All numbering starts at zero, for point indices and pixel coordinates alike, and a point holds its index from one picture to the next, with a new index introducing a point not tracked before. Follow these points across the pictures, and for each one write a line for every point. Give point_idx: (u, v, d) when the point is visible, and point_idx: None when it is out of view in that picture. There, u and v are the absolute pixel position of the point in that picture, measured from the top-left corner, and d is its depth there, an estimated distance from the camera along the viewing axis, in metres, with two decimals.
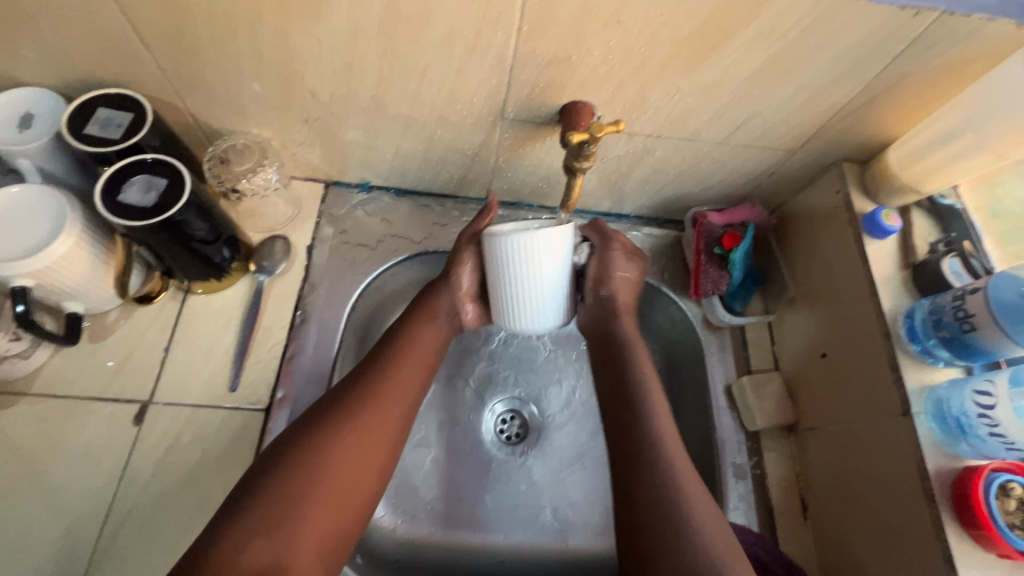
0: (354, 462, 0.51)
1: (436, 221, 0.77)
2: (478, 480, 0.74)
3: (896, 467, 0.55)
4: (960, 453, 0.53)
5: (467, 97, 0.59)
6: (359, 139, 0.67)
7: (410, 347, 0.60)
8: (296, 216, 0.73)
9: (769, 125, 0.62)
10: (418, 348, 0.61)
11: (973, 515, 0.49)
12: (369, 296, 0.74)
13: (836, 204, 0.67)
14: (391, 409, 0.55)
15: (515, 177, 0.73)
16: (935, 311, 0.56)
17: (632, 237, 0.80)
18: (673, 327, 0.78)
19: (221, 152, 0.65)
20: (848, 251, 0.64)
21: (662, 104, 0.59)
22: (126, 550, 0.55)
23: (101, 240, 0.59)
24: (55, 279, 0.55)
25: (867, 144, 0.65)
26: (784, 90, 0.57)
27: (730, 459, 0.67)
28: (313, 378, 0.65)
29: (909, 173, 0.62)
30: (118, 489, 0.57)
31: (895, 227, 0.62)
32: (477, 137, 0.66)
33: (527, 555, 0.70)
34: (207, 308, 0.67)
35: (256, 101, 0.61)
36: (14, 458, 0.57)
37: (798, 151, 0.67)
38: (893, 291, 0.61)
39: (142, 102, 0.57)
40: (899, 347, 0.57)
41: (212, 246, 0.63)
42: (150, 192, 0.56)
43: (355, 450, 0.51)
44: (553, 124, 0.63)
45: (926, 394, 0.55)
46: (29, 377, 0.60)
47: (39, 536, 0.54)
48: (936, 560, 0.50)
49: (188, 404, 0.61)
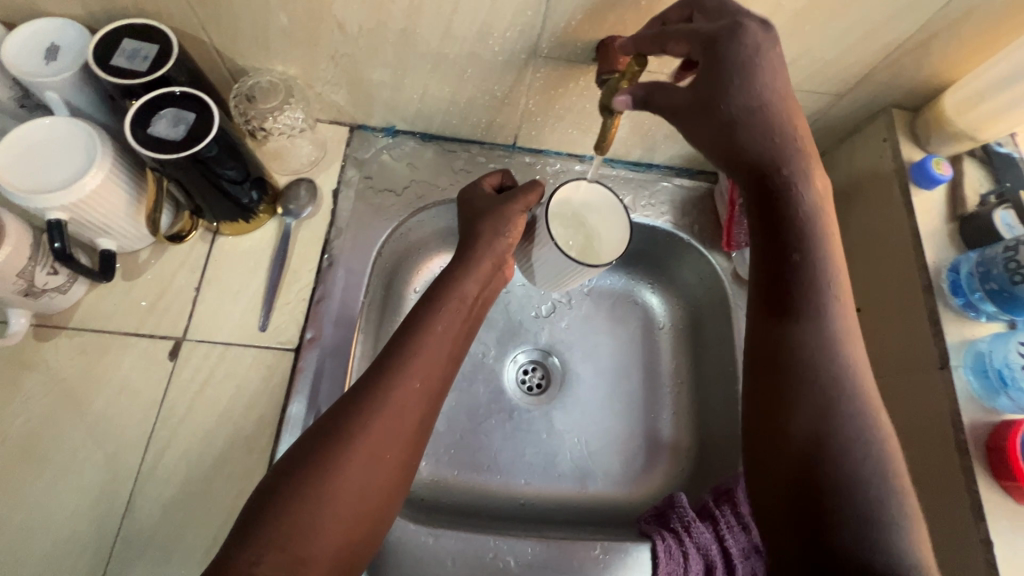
0: (386, 436, 0.50)
1: (462, 167, 0.75)
2: (505, 431, 0.75)
3: (927, 421, 0.54)
4: (997, 408, 0.52)
5: (500, 31, 0.57)
6: (387, 78, 0.65)
7: (444, 310, 0.58)
8: (321, 159, 0.72)
9: (818, 66, 0.59)
10: (450, 313, 0.58)
11: (1008, 467, 0.48)
12: (395, 242, 0.73)
13: (883, 153, 0.64)
14: (426, 374, 0.54)
15: (545, 123, 0.71)
16: (983, 263, 0.54)
17: (661, 188, 0.78)
18: (701, 283, 0.78)
19: (247, 89, 0.64)
20: (893, 202, 0.62)
21: None
22: (166, 478, 0.57)
23: (132, 176, 0.59)
24: (87, 214, 0.56)
25: (921, 89, 0.61)
26: (840, 24, 0.54)
27: None
28: (342, 321, 0.65)
29: (964, 120, 0.59)
30: (157, 419, 0.59)
31: (945, 176, 0.59)
32: (509, 78, 0.63)
33: (548, 499, 0.72)
34: (236, 249, 0.67)
35: (283, 36, 0.59)
36: (57, 387, 0.59)
37: (845, 96, 0.64)
38: (938, 244, 0.58)
39: (168, 34, 0.56)
40: (940, 300, 0.56)
41: (240, 187, 0.63)
42: (179, 125, 0.55)
43: (384, 422, 0.50)
44: (589, 63, 0.60)
45: (966, 348, 0.54)
46: (67, 311, 0.62)
47: (85, 460, 0.57)
48: (964, 511, 0.50)
49: (220, 341, 0.62)
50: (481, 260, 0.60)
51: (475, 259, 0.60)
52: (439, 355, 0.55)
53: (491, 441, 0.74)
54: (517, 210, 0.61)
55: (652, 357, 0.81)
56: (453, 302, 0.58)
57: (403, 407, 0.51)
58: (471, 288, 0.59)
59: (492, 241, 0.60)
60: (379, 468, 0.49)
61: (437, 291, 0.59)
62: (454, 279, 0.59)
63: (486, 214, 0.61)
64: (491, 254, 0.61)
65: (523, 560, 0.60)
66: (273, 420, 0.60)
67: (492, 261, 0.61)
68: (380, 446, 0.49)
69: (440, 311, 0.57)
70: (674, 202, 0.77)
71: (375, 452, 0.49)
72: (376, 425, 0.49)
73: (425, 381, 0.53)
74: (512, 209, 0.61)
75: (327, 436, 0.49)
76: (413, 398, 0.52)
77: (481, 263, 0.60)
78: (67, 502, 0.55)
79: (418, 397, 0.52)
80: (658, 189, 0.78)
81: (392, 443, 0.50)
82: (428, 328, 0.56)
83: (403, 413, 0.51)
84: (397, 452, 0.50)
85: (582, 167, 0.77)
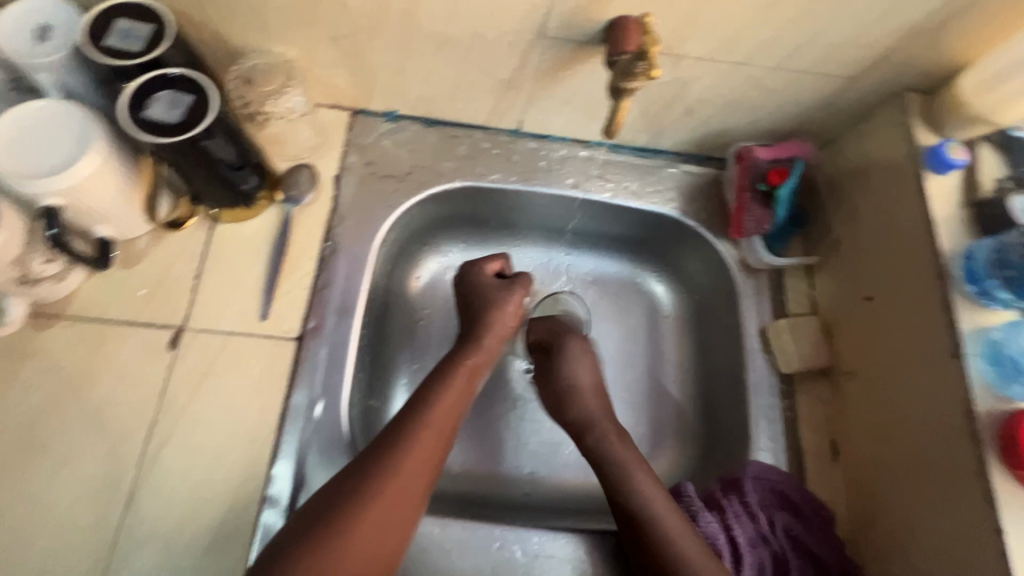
0: (403, 494, 0.50)
1: (464, 153, 0.74)
2: (510, 421, 0.75)
3: (940, 409, 0.54)
4: (1011, 396, 0.51)
5: (506, 11, 0.55)
6: (389, 61, 0.63)
7: (454, 382, 0.58)
8: (321, 144, 0.71)
9: (833, 48, 0.57)
10: (459, 384, 0.58)
11: (1022, 457, 0.47)
12: (397, 229, 0.72)
13: (896, 137, 0.63)
14: (438, 437, 0.54)
15: (550, 107, 0.69)
16: (999, 250, 0.52)
17: (668, 174, 0.76)
18: (707, 270, 0.77)
19: (245, 71, 0.62)
20: (906, 188, 0.61)
21: (717, 20, 0.55)
22: (168, 469, 0.56)
23: (128, 161, 0.57)
24: (83, 200, 0.54)
25: (937, 71, 0.60)
26: (856, 4, 0.52)
27: (762, 402, 0.67)
28: (344, 309, 0.64)
29: (981, 103, 0.57)
30: (158, 409, 0.58)
31: (961, 161, 0.57)
32: (514, 60, 0.62)
33: (553, 489, 0.72)
34: (235, 236, 0.66)
35: (280, 15, 0.57)
36: (54, 377, 0.58)
37: (858, 79, 0.62)
38: (953, 230, 0.57)
39: (162, 13, 0.54)
40: (954, 288, 0.55)
41: (238, 172, 0.61)
42: (175, 107, 0.53)
43: (405, 477, 0.50)
44: (597, 44, 0.59)
45: (980, 336, 0.53)
46: (64, 299, 0.60)
47: (85, 450, 0.56)
48: (976, 500, 0.49)
49: (220, 330, 0.61)
50: (486, 340, 0.63)
51: (477, 336, 0.63)
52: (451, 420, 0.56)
53: (495, 430, 0.74)
54: (512, 287, 0.67)
55: (657, 345, 0.80)
56: (461, 371, 0.59)
57: (420, 464, 0.52)
58: (477, 362, 0.61)
59: (494, 325, 0.64)
60: (395, 522, 0.49)
61: (447, 362, 0.61)
62: (459, 354, 0.61)
63: (483, 296, 0.66)
64: (493, 339, 0.64)
65: (529, 551, 0.59)
66: (276, 410, 0.59)
67: (494, 340, 0.64)
68: (397, 503, 0.49)
69: (451, 380, 0.58)
70: (681, 189, 0.76)
71: (393, 507, 0.49)
72: (394, 479, 0.50)
73: (438, 443, 0.54)
74: (513, 293, 0.67)
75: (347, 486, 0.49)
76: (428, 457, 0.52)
77: (484, 346, 0.63)
78: (68, 492, 0.54)
79: (432, 458, 0.53)
80: (665, 175, 0.76)
81: (409, 496, 0.50)
82: (436, 391, 0.57)
83: (418, 468, 0.51)
84: (412, 506, 0.50)
85: (588, 152, 0.76)
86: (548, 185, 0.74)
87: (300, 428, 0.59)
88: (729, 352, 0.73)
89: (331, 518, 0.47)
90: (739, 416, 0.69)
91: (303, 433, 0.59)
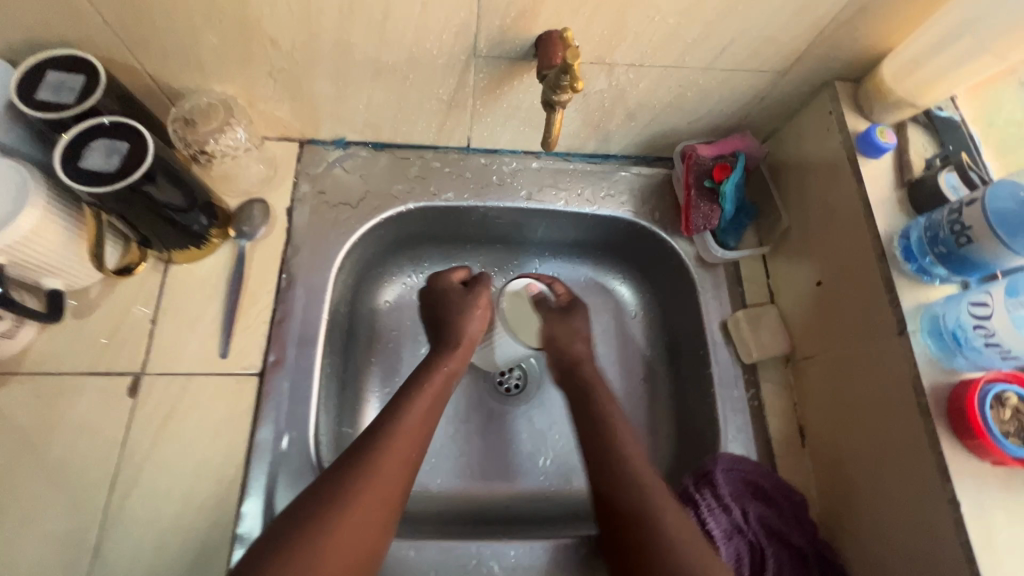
0: (385, 486, 0.51)
1: (416, 174, 0.74)
2: (486, 434, 0.75)
3: (891, 385, 0.55)
4: (956, 368, 0.52)
5: (436, 34, 0.56)
6: (330, 90, 0.64)
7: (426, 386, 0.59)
8: (271, 177, 0.71)
9: (757, 45, 0.59)
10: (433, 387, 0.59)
11: (968, 426, 0.48)
12: (355, 255, 0.72)
13: (829, 125, 0.64)
14: (415, 432, 0.55)
15: (495, 122, 0.70)
16: (931, 228, 0.54)
17: (621, 177, 0.77)
18: (667, 267, 0.78)
19: (185, 112, 0.63)
20: (843, 173, 0.62)
21: (642, 28, 0.56)
22: (134, 517, 0.55)
23: (71, 211, 0.57)
24: (27, 254, 0.54)
25: (860, 59, 0.62)
26: (771, 3, 0.54)
27: (727, 393, 0.68)
28: (305, 340, 0.64)
29: (903, 86, 0.59)
30: (121, 458, 0.57)
31: (890, 144, 0.59)
32: (452, 80, 0.63)
33: (532, 499, 0.72)
34: (190, 277, 0.66)
35: (214, 55, 0.57)
36: (11, 434, 0.57)
37: (788, 73, 0.64)
38: (889, 212, 0.59)
39: (95, 64, 0.54)
40: (894, 267, 0.56)
41: (188, 214, 0.61)
42: (112, 156, 0.53)
43: (385, 474, 0.51)
44: (530, 58, 0.60)
45: (923, 312, 0.54)
46: (18, 356, 0.60)
47: (48, 506, 0.55)
48: (930, 474, 0.50)
49: (181, 372, 0.61)
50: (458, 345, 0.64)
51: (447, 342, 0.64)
52: (428, 412, 0.58)
53: (472, 445, 0.74)
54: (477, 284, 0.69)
55: (625, 345, 0.81)
56: (437, 375, 0.60)
57: (402, 455, 0.53)
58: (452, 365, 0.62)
59: (461, 328, 0.65)
60: (377, 513, 0.50)
61: (422, 368, 0.62)
62: (437, 359, 0.62)
63: (450, 301, 0.67)
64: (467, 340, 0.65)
65: (507, 565, 0.59)
66: (242, 448, 0.59)
67: (466, 342, 0.64)
68: (379, 495, 0.50)
69: (425, 386, 0.59)
70: (634, 191, 0.77)
71: (372, 503, 0.50)
72: (378, 472, 0.51)
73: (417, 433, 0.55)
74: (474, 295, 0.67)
75: (331, 486, 0.49)
76: (407, 451, 0.54)
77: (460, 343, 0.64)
78: (32, 552, 0.53)
79: (412, 449, 0.54)
80: (618, 178, 0.77)
81: (387, 491, 0.51)
82: (411, 396, 0.58)
83: (396, 466, 0.52)
84: (390, 502, 0.51)
85: (538, 163, 0.77)
86: (501, 199, 0.75)
87: (267, 462, 0.59)
88: (692, 344, 0.74)
89: (314, 519, 0.47)
90: (706, 409, 0.70)
91: (270, 468, 0.59)
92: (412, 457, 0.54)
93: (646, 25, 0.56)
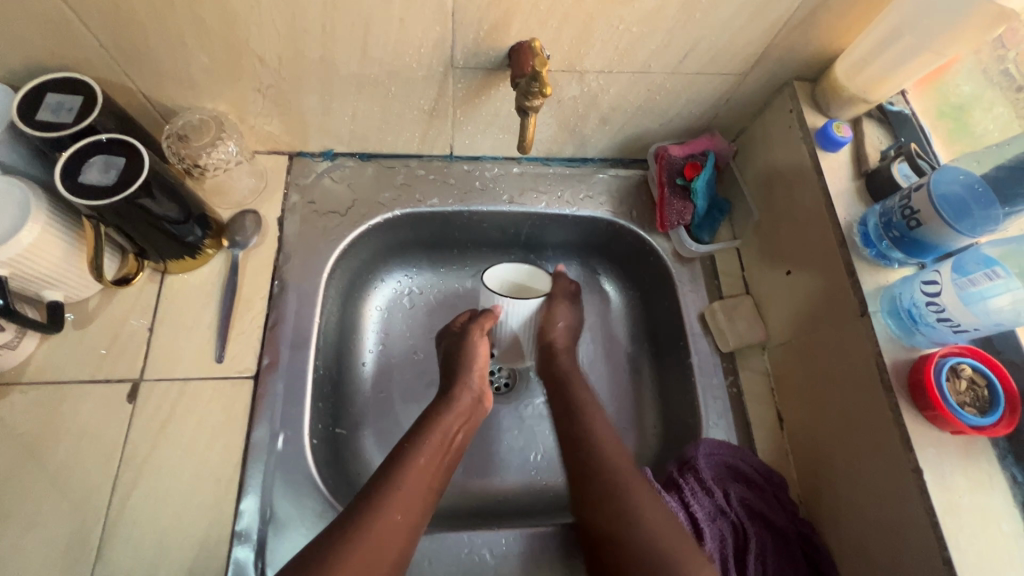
0: (413, 490, 0.57)
1: (402, 181, 0.77)
2: (479, 432, 0.77)
3: (857, 364, 0.57)
4: (916, 344, 0.55)
5: (414, 47, 0.59)
6: (316, 104, 0.67)
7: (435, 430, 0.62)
8: (262, 189, 0.74)
9: (717, 49, 0.63)
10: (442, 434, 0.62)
11: (927, 397, 0.51)
12: (345, 261, 0.75)
13: (790, 122, 0.68)
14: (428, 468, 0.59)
15: (476, 130, 0.74)
16: (885, 214, 0.57)
17: (598, 179, 0.81)
18: (646, 263, 0.81)
19: (178, 129, 0.66)
20: (804, 166, 0.66)
21: (608, 36, 0.60)
22: (135, 518, 0.57)
23: (71, 225, 0.60)
24: (28, 268, 0.56)
25: (815, 60, 0.66)
26: (726, 11, 0.58)
27: (707, 381, 0.71)
28: (298, 343, 0.67)
29: (855, 83, 0.63)
30: (122, 461, 0.59)
31: (846, 138, 0.63)
32: (432, 91, 0.66)
33: (524, 493, 0.74)
34: (185, 286, 0.68)
35: (204, 73, 0.61)
36: (14, 442, 0.59)
37: (749, 75, 0.68)
38: (847, 202, 0.62)
39: (91, 85, 0.57)
40: (854, 253, 0.59)
41: (182, 226, 0.64)
42: (110, 171, 0.56)
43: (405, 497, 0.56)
44: (504, 68, 0.63)
45: (882, 293, 0.57)
46: (19, 366, 0.62)
47: (50, 510, 0.57)
48: (895, 445, 0.53)
49: (178, 377, 0.63)
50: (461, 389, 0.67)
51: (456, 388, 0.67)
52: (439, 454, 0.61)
53: (465, 443, 0.76)
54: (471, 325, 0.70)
55: (609, 341, 0.83)
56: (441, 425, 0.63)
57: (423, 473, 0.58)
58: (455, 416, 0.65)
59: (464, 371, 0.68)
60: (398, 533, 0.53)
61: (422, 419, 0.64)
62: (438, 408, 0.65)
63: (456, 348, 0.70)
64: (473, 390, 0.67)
65: (499, 553, 0.61)
66: (238, 448, 0.61)
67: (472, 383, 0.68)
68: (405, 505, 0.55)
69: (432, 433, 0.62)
70: (611, 192, 0.80)
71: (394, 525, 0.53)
72: (400, 495, 0.55)
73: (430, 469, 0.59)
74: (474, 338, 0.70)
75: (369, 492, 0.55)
76: (426, 482, 0.58)
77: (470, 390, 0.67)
78: (36, 554, 0.55)
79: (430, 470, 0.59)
80: (596, 180, 0.81)
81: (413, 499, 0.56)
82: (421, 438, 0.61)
83: (414, 492, 0.56)
84: (415, 514, 0.55)
85: (519, 168, 0.80)
86: (484, 203, 0.78)
87: (264, 461, 0.61)
88: (673, 337, 0.77)
89: (355, 520, 0.52)
90: (688, 397, 0.73)
91: (267, 466, 0.61)
92: (429, 490, 0.58)
93: (611, 34, 0.59)
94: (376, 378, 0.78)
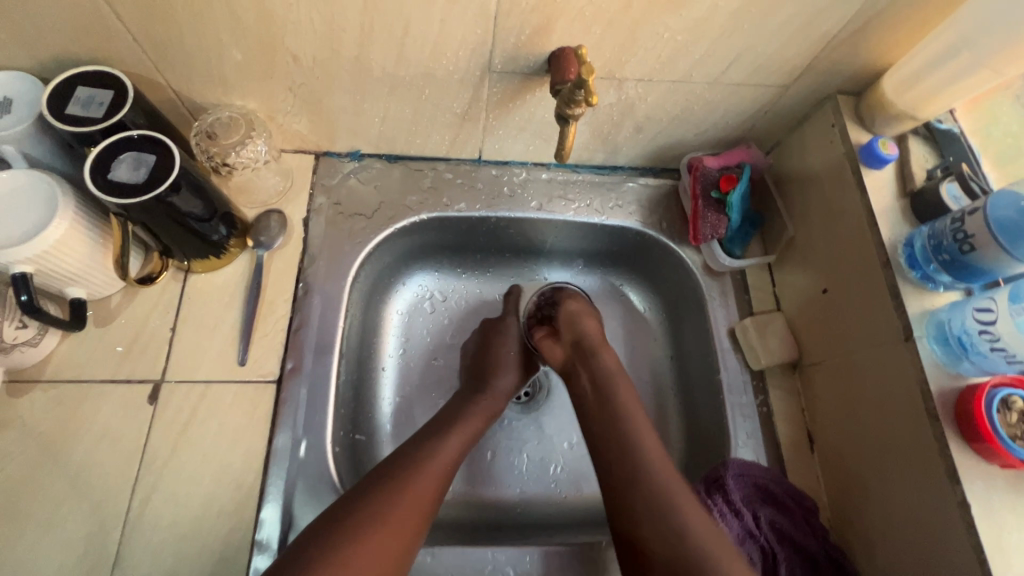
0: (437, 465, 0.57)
1: (429, 185, 0.76)
2: (499, 442, 0.76)
3: (899, 390, 0.56)
4: (962, 372, 0.53)
5: (453, 51, 0.58)
6: (347, 105, 0.66)
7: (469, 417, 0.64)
8: (288, 189, 0.73)
9: (761, 61, 0.61)
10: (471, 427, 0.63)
11: (976, 429, 0.50)
12: (368, 264, 0.73)
13: (832, 137, 0.66)
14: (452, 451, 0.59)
15: (507, 134, 0.72)
16: (934, 236, 0.56)
17: (628, 188, 0.79)
18: (675, 276, 0.79)
19: (207, 126, 0.64)
20: (846, 183, 0.64)
21: (651, 45, 0.58)
22: (154, 524, 0.56)
23: (97, 221, 0.59)
24: (54, 264, 0.55)
25: (861, 74, 0.64)
26: (775, 21, 0.56)
27: (737, 399, 0.69)
28: (321, 348, 0.65)
29: (904, 99, 0.61)
30: (141, 465, 0.58)
31: (893, 156, 0.61)
32: (466, 95, 0.65)
33: (545, 506, 0.72)
34: (208, 286, 0.67)
35: (237, 71, 0.59)
36: (33, 441, 0.58)
37: (791, 87, 0.66)
38: (892, 221, 0.60)
39: (123, 79, 0.56)
40: (899, 275, 0.57)
41: (208, 224, 0.63)
42: (139, 168, 0.55)
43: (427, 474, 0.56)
44: (542, 74, 0.62)
45: (927, 318, 0.56)
46: (39, 364, 0.61)
47: (67, 512, 0.55)
48: (940, 477, 0.51)
49: (200, 380, 0.62)
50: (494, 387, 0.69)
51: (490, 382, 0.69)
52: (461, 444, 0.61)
53: (485, 454, 0.74)
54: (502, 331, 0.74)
55: (632, 354, 0.82)
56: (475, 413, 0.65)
57: (447, 459, 0.58)
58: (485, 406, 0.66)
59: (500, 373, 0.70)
60: (416, 507, 0.53)
61: (458, 405, 0.66)
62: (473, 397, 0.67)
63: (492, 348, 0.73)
64: (498, 397, 0.68)
65: (523, 570, 0.59)
66: (259, 455, 0.60)
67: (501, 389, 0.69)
68: (423, 493, 0.54)
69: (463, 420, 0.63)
70: (641, 202, 0.79)
71: (414, 500, 0.53)
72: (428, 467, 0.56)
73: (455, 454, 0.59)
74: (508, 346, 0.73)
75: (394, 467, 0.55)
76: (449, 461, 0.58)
77: (496, 396, 0.68)
78: (53, 558, 0.54)
79: (452, 461, 0.58)
80: (626, 189, 0.79)
81: (435, 480, 0.56)
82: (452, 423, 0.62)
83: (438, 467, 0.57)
84: (435, 494, 0.55)
85: (548, 174, 0.79)
86: (512, 210, 0.76)
87: (285, 469, 0.59)
88: (701, 352, 0.75)
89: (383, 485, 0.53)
90: (716, 416, 0.71)
91: (287, 474, 0.59)
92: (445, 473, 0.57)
93: (654, 43, 0.58)
94: (396, 384, 0.76)
